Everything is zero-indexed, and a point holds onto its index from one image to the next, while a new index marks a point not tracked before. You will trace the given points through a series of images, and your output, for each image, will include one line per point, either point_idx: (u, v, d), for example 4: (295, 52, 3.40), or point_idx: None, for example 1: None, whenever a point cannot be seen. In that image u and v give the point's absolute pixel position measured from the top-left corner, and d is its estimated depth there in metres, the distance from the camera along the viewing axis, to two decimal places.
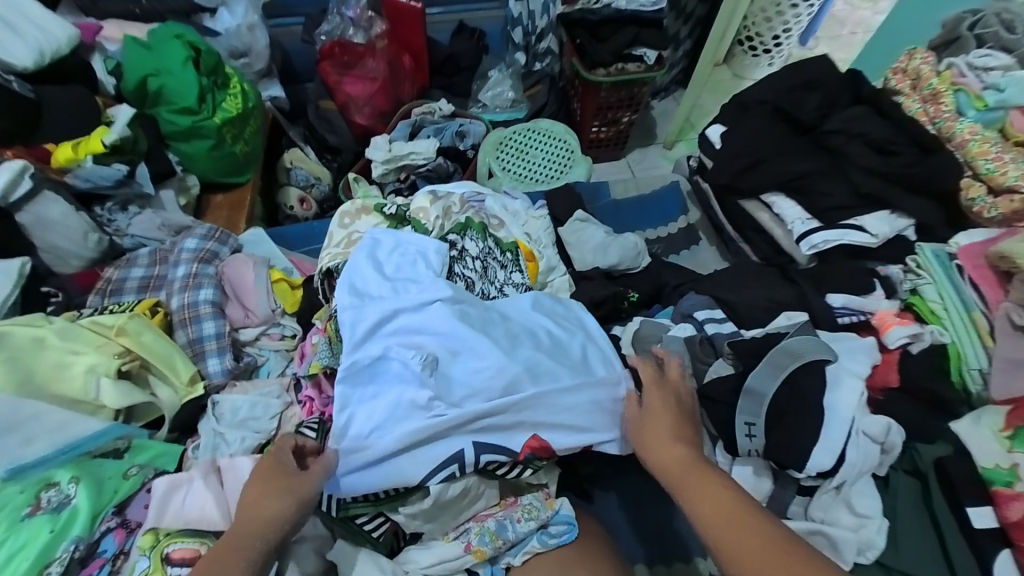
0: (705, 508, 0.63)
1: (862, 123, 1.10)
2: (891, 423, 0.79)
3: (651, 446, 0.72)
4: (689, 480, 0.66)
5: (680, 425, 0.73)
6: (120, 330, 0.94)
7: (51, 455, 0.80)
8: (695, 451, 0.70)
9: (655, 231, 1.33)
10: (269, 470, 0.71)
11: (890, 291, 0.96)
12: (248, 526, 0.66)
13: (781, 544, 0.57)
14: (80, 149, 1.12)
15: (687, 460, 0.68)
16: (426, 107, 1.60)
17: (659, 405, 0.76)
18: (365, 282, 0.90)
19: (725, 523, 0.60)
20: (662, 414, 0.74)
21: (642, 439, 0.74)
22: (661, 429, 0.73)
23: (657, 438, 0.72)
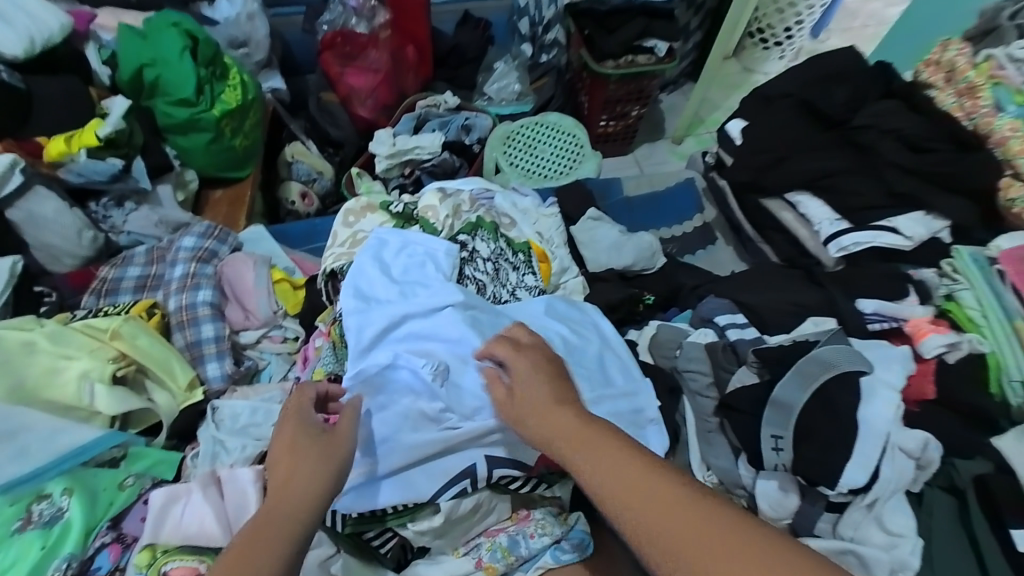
0: (601, 476, 0.55)
1: (892, 119, 1.06)
2: (927, 437, 0.76)
3: (533, 420, 0.64)
4: (581, 445, 0.58)
5: (558, 388, 0.66)
6: (113, 334, 0.89)
7: (43, 467, 0.76)
8: (584, 412, 0.62)
9: (670, 229, 1.27)
10: (295, 441, 0.64)
11: (924, 296, 0.93)
12: (281, 502, 0.58)
13: (689, 501, 0.50)
14: (74, 143, 1.07)
15: (573, 430, 0.60)
16: (431, 99, 1.55)
17: (527, 376, 0.67)
18: (371, 285, 0.86)
19: (625, 489, 0.52)
20: (538, 380, 0.67)
21: (522, 412, 0.65)
22: (544, 393, 0.65)
23: (538, 410, 0.64)
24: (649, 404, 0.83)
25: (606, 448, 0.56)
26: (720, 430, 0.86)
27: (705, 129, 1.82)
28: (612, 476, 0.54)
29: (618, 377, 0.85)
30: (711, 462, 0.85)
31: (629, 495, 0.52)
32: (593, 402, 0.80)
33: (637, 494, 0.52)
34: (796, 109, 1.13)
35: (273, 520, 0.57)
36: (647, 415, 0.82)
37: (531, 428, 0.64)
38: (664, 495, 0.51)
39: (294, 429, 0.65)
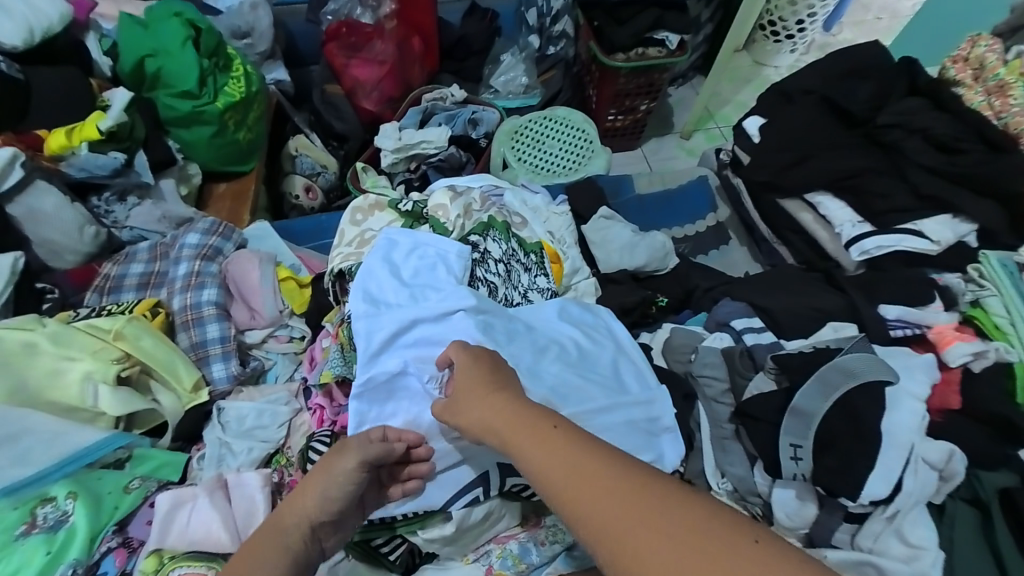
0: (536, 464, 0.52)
1: (920, 117, 1.02)
2: (953, 449, 0.74)
3: (473, 414, 0.62)
4: (517, 434, 0.56)
5: (499, 379, 0.65)
6: (117, 334, 0.87)
7: (46, 472, 0.74)
8: (522, 400, 0.61)
9: (682, 229, 1.23)
10: (330, 464, 0.64)
11: (950, 302, 0.90)
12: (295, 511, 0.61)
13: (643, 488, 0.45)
14: (75, 136, 1.04)
15: (530, 441, 0.55)
16: (437, 92, 1.52)
17: (477, 391, 0.63)
18: (380, 288, 0.84)
19: (557, 473, 0.50)
20: (478, 373, 0.66)
21: (463, 407, 0.64)
22: (482, 389, 0.63)
23: (476, 402, 0.63)
24: (665, 412, 0.81)
25: (541, 435, 0.54)
26: (736, 437, 0.84)
27: (714, 124, 1.78)
28: (544, 461, 0.52)
29: (634, 385, 0.83)
30: (725, 469, 0.83)
31: (562, 479, 0.49)
32: (607, 410, 0.78)
33: (569, 473, 0.49)
34: (818, 106, 1.10)
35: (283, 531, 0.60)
36: (663, 422, 0.81)
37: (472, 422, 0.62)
38: (594, 472, 0.48)
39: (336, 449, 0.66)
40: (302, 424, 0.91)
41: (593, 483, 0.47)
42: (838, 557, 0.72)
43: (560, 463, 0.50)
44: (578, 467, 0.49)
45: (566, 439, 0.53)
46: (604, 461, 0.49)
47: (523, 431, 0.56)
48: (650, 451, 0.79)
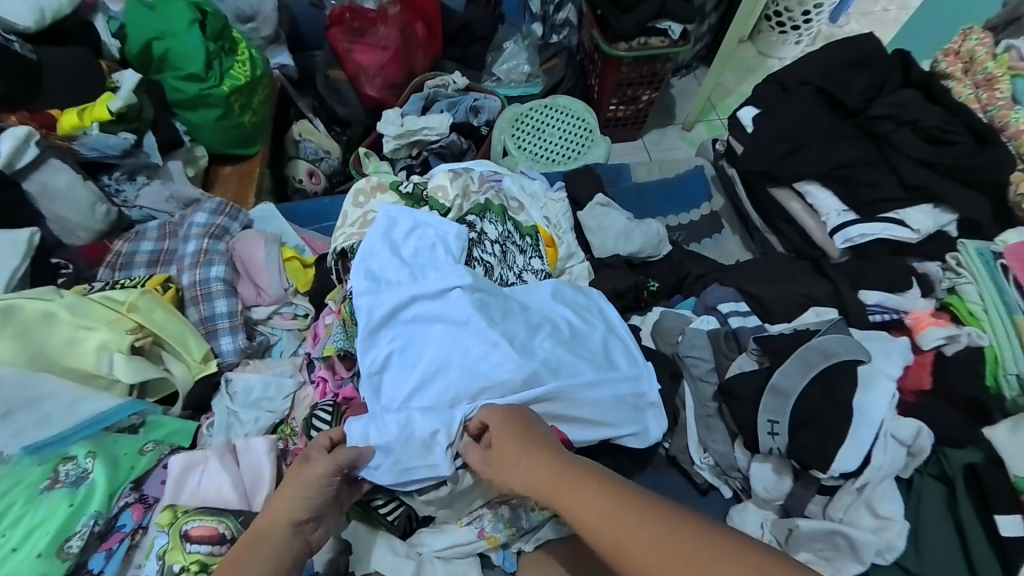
0: (576, 512, 0.56)
1: (911, 109, 1.05)
2: (921, 426, 0.78)
3: (515, 470, 0.66)
4: (556, 487, 0.60)
5: (529, 430, 0.68)
6: (131, 306, 0.92)
7: (68, 432, 0.79)
8: (553, 454, 0.64)
9: (677, 217, 1.26)
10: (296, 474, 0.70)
11: (927, 289, 0.95)
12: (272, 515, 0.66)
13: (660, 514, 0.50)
14: (86, 116, 1.08)
15: (559, 478, 0.60)
16: (439, 79, 1.54)
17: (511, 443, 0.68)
18: (381, 266, 0.87)
19: (595, 520, 0.54)
20: (516, 429, 0.69)
21: (505, 462, 0.68)
22: (516, 442, 0.67)
23: (514, 456, 0.66)
24: (652, 388, 0.86)
25: (577, 484, 0.58)
26: (719, 415, 0.89)
27: (716, 115, 1.80)
28: (587, 515, 0.54)
29: (623, 362, 0.87)
30: (708, 445, 0.88)
31: (602, 531, 0.53)
32: (595, 385, 0.82)
33: (614, 525, 0.52)
34: (813, 98, 1.13)
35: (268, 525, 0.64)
36: (648, 398, 0.85)
37: (517, 477, 0.66)
38: (622, 515, 0.52)
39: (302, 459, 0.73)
40: (306, 396, 0.96)
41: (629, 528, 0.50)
42: (809, 527, 0.76)
43: (593, 509, 0.54)
44: (607, 509, 0.53)
45: (596, 487, 0.56)
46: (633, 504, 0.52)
47: (558, 480, 0.60)
48: (634, 424, 0.84)
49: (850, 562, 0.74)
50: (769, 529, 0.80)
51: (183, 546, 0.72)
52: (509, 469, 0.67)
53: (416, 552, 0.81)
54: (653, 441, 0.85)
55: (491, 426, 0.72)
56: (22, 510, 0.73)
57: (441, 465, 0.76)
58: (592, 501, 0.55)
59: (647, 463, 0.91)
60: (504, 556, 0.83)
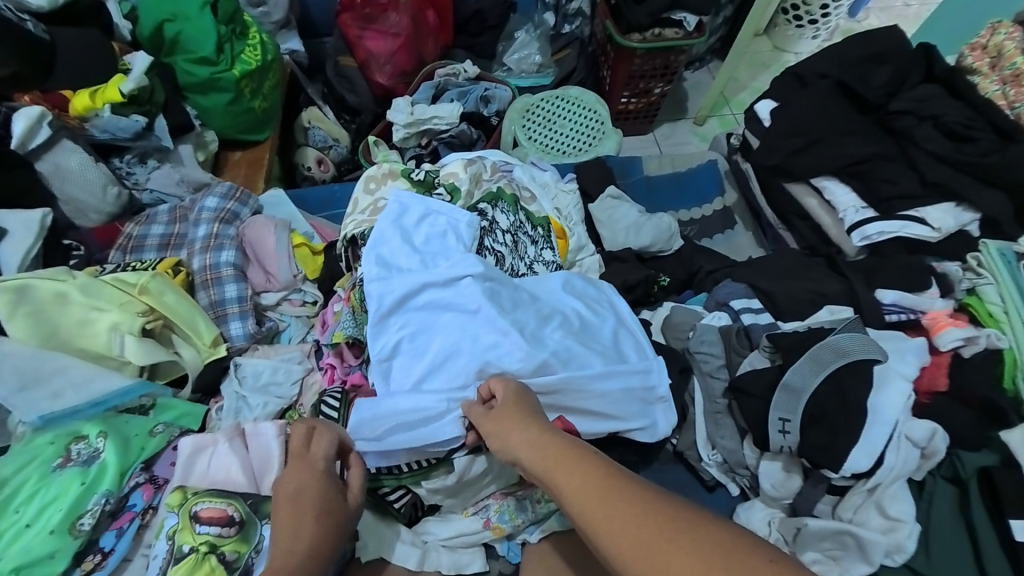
0: (571, 491, 0.55)
1: (931, 105, 1.04)
2: (937, 428, 0.77)
3: (506, 441, 0.64)
4: (553, 460, 0.58)
5: (529, 407, 0.68)
6: (142, 289, 0.93)
7: (80, 407, 0.80)
8: (550, 428, 0.63)
9: (689, 212, 1.24)
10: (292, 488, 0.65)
11: (945, 290, 0.93)
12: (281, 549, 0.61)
13: (653, 505, 0.50)
14: (98, 98, 1.07)
15: (554, 449, 0.59)
16: (450, 67, 1.52)
17: (509, 413, 0.67)
18: (393, 253, 0.87)
19: (593, 502, 0.53)
20: (517, 402, 0.69)
21: (497, 431, 0.66)
22: (516, 412, 0.66)
23: (509, 427, 0.65)
24: (661, 381, 0.85)
25: (576, 462, 0.57)
26: (728, 411, 0.88)
27: (729, 110, 1.77)
28: (580, 492, 0.54)
29: (633, 355, 0.86)
30: (716, 441, 0.87)
31: (597, 512, 0.52)
32: (604, 377, 0.81)
33: (604, 506, 0.52)
34: (832, 91, 1.11)
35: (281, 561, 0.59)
36: (658, 392, 0.85)
37: (506, 449, 0.64)
38: (623, 498, 0.52)
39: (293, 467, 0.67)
40: (314, 382, 0.96)
41: (630, 510, 0.50)
42: (818, 526, 0.75)
43: (592, 487, 0.54)
44: (607, 490, 0.53)
45: (594, 466, 0.56)
46: (634, 488, 0.53)
47: (557, 456, 0.59)
48: (643, 417, 0.84)
49: (857, 562, 0.74)
50: (777, 528, 0.80)
51: (192, 527, 0.72)
52: (502, 439, 0.65)
53: (421, 540, 0.82)
54: (661, 436, 0.85)
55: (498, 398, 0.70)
56: (36, 487, 0.74)
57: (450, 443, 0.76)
58: (589, 480, 0.54)
59: (654, 457, 0.90)
60: (508, 547, 0.84)
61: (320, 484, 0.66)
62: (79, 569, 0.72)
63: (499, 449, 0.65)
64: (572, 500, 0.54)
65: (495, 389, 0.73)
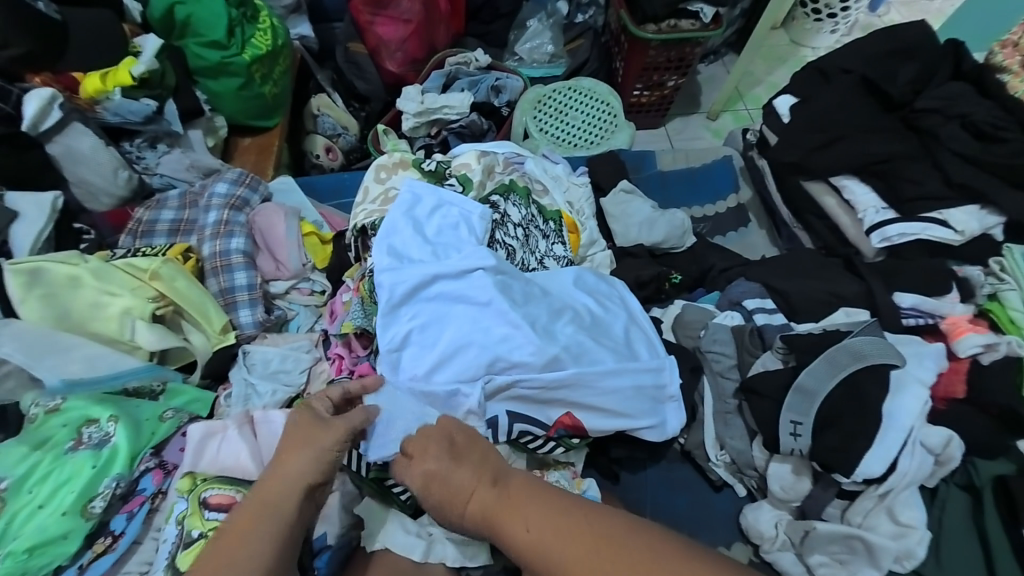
0: (527, 542, 0.55)
1: (958, 104, 1.01)
2: (953, 435, 0.75)
3: (445, 498, 0.61)
4: (502, 511, 0.58)
5: (461, 445, 0.65)
6: (153, 274, 0.93)
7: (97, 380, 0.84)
8: (486, 474, 0.62)
9: (702, 209, 1.23)
10: (286, 472, 0.64)
11: (968, 294, 0.91)
12: (237, 551, 0.57)
13: (607, 531, 0.52)
14: (109, 81, 1.07)
15: (496, 498, 0.59)
16: (461, 56, 1.50)
17: (434, 465, 0.63)
18: (404, 244, 0.85)
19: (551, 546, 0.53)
20: (440, 460, 0.64)
21: (435, 490, 0.63)
22: (444, 461, 0.63)
23: (444, 481, 0.62)
24: (672, 381, 0.84)
25: (527, 506, 0.57)
26: (738, 412, 0.87)
27: (743, 105, 1.73)
28: (536, 540, 0.54)
29: (644, 352, 0.85)
30: (725, 442, 0.86)
31: (560, 554, 0.52)
32: (616, 374, 0.80)
33: (560, 546, 0.53)
34: (855, 87, 1.08)
35: (238, 557, 0.57)
36: (668, 391, 0.84)
37: (449, 506, 0.61)
38: (579, 534, 0.53)
39: (294, 441, 0.67)
40: (322, 371, 0.96)
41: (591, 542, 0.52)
42: (828, 529, 0.75)
43: (546, 527, 0.54)
44: (562, 528, 0.54)
45: (546, 505, 0.57)
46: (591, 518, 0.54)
47: (505, 506, 0.58)
48: (653, 416, 0.83)
49: (866, 566, 0.74)
50: (784, 530, 0.79)
51: (202, 513, 0.72)
52: (442, 495, 0.62)
53: (427, 531, 0.82)
54: (670, 435, 0.84)
55: (425, 444, 0.65)
56: (48, 468, 0.74)
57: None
58: (540, 523, 0.55)
59: (662, 455, 0.90)
60: None
61: (314, 426, 0.68)
62: (91, 550, 0.73)
63: (443, 507, 0.62)
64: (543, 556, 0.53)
65: (411, 451, 0.66)
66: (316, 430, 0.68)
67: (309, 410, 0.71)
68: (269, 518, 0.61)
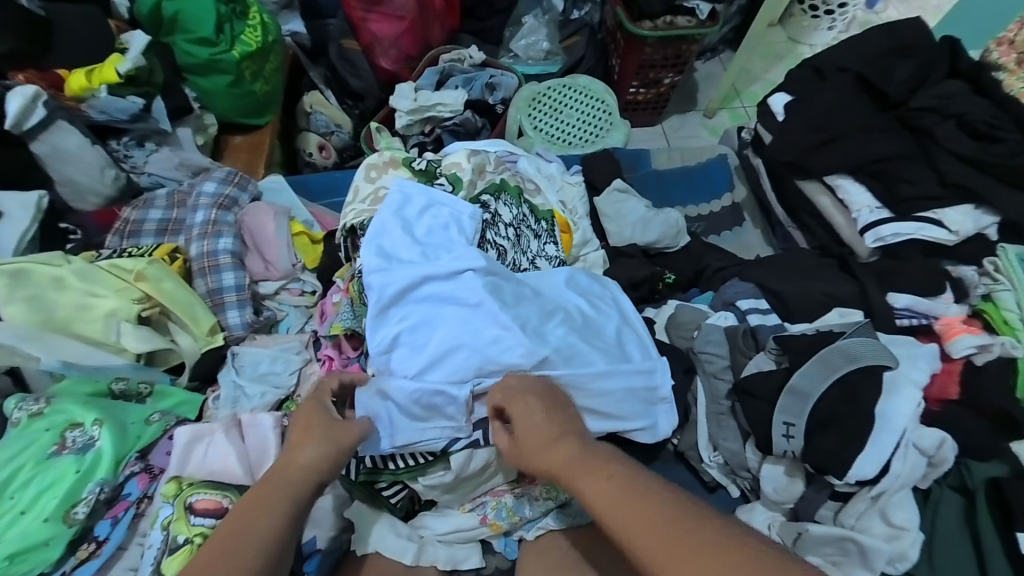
0: (595, 501, 0.55)
1: (955, 103, 1.00)
2: (946, 437, 0.74)
3: (532, 446, 0.64)
4: (576, 469, 0.59)
5: (552, 402, 0.68)
6: (139, 275, 0.91)
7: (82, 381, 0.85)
8: (572, 431, 0.64)
9: (697, 208, 1.22)
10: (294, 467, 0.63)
11: (962, 294, 0.90)
12: (235, 538, 0.55)
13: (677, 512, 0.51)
14: (95, 78, 1.06)
15: (574, 454, 0.60)
16: (455, 53, 1.48)
17: (526, 408, 0.67)
18: (394, 244, 0.84)
19: (619, 512, 0.53)
20: (542, 406, 0.66)
21: (522, 437, 0.65)
22: (537, 413, 0.66)
23: (534, 430, 0.64)
24: (664, 382, 0.83)
25: (597, 470, 0.58)
26: (732, 413, 0.87)
27: (740, 102, 1.72)
28: (605, 502, 0.55)
29: (636, 354, 0.84)
30: (719, 443, 0.85)
31: (625, 522, 0.52)
32: (608, 375, 0.79)
33: (628, 514, 0.52)
34: (851, 85, 1.07)
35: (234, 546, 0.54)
36: (661, 392, 0.83)
37: (532, 453, 0.64)
38: (647, 506, 0.52)
39: (302, 435, 0.66)
40: (312, 373, 0.95)
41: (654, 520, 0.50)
42: (820, 531, 0.74)
43: (617, 495, 0.54)
44: (632, 499, 0.53)
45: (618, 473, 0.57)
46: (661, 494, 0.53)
47: (579, 465, 0.59)
48: (645, 417, 0.82)
49: (859, 569, 0.73)
50: (776, 531, 0.78)
51: (187, 518, 0.72)
52: (528, 442, 0.64)
53: (419, 534, 0.81)
54: (662, 436, 0.84)
55: (516, 395, 0.69)
56: (31, 473, 0.73)
57: (441, 438, 0.76)
58: (612, 489, 0.55)
59: (655, 457, 0.89)
60: (506, 542, 0.83)
61: (327, 421, 0.68)
62: (74, 557, 0.73)
63: (526, 454, 0.65)
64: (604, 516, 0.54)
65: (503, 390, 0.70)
66: (324, 426, 0.67)
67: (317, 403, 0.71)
68: (275, 507, 0.59)
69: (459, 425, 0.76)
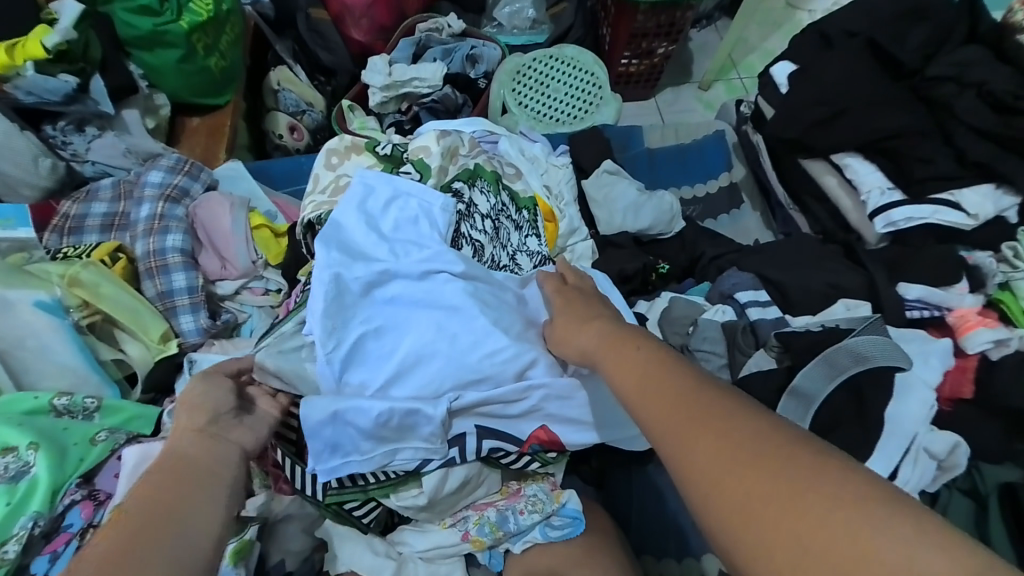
0: (618, 375, 0.50)
1: (975, 71, 0.91)
2: (959, 441, 0.69)
3: (570, 333, 0.60)
4: (607, 345, 0.53)
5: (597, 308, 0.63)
6: (72, 280, 0.83)
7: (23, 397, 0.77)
8: (615, 321, 0.58)
9: (692, 189, 1.13)
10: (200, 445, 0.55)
11: (978, 284, 0.84)
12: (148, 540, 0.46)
13: (699, 396, 0.43)
14: (17, 54, 0.91)
15: (604, 334, 0.55)
16: (432, 22, 1.36)
17: (569, 303, 0.64)
18: (356, 240, 0.75)
19: (641, 384, 0.47)
20: (571, 303, 0.64)
21: (568, 323, 0.61)
22: (580, 310, 0.62)
23: (577, 324, 0.60)
24: None
25: (625, 347, 0.52)
26: None
27: (736, 74, 1.61)
28: (626, 376, 0.49)
29: None
30: None
31: (638, 396, 0.46)
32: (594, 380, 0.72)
33: (645, 390, 0.46)
34: (862, 52, 0.98)
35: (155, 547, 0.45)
36: None
37: (572, 340, 0.60)
38: (667, 385, 0.45)
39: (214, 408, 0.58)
40: None
41: (660, 396, 0.45)
42: None
43: (639, 371, 0.48)
44: (653, 376, 0.47)
45: (645, 350, 0.50)
46: (670, 369, 0.47)
47: (612, 341, 0.53)
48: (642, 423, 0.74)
49: None
50: None
51: None
52: (567, 330, 0.61)
53: (397, 551, 0.74)
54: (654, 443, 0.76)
55: (568, 302, 0.65)
56: None
57: (416, 457, 0.68)
58: (639, 364, 0.49)
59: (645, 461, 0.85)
60: (491, 555, 0.74)
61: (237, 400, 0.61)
62: None
63: (565, 342, 0.61)
64: (619, 388, 0.49)
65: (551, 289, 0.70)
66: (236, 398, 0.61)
67: (214, 385, 0.61)
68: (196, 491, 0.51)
69: (433, 447, 0.68)
